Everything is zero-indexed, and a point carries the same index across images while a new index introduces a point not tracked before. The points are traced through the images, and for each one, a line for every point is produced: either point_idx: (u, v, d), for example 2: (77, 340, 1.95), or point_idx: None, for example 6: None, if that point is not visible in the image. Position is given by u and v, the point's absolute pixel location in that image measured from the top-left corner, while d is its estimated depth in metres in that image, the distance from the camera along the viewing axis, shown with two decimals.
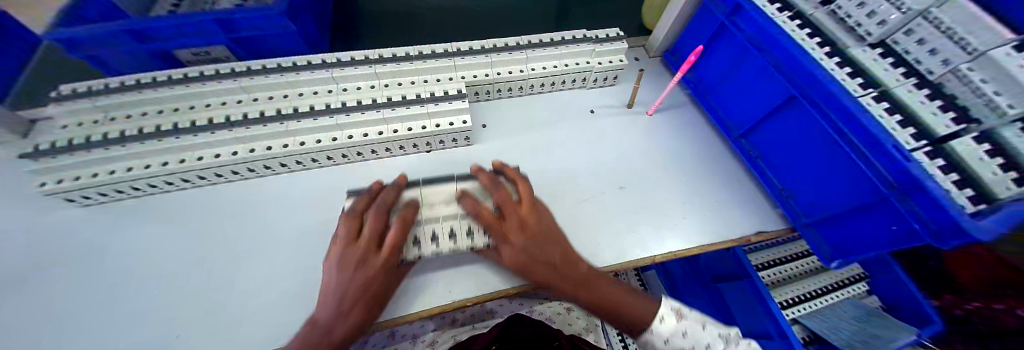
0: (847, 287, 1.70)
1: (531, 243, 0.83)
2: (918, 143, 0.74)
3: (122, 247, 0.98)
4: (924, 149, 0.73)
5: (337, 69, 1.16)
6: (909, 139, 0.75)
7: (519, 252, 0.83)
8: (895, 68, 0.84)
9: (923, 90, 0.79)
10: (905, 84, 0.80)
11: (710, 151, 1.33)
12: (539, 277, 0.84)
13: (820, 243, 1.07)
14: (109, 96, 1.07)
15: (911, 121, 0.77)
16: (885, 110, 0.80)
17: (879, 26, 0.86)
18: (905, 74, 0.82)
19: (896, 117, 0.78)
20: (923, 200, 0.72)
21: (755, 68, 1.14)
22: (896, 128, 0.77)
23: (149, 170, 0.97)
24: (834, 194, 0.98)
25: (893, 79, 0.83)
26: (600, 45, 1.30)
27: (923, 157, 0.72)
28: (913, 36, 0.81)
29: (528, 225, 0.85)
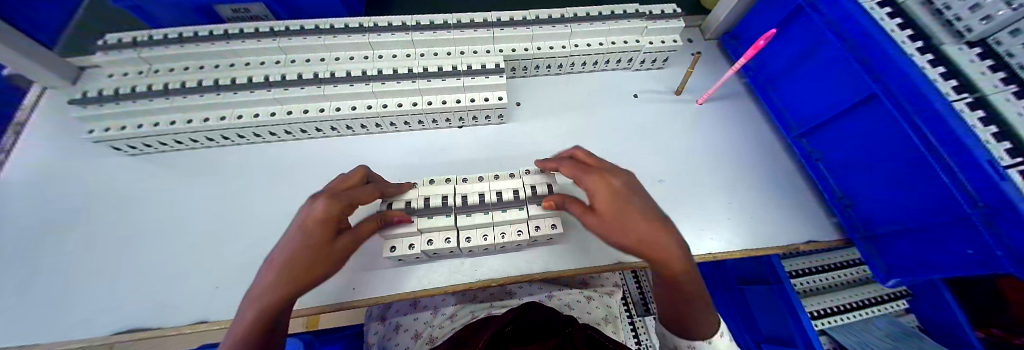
0: (884, 303, 1.60)
1: (628, 192, 0.74)
2: (1014, 160, 0.63)
3: (164, 197, 1.01)
4: (1020, 167, 0.62)
5: (373, 34, 1.11)
6: (1003, 154, 0.64)
7: (615, 198, 0.73)
8: (993, 72, 0.74)
9: (1023, 100, 0.69)
10: (1003, 93, 0.70)
11: (762, 149, 1.23)
12: (643, 238, 0.66)
13: (877, 257, 1.00)
14: (151, 48, 1.06)
15: (1007, 134, 0.66)
16: (979, 120, 0.69)
17: (983, 22, 0.74)
18: (1005, 82, 0.72)
19: (991, 129, 0.67)
20: (1008, 222, 0.64)
21: (829, 59, 1.01)
22: (991, 140, 0.66)
23: (189, 126, 0.98)
24: (904, 207, 0.88)
25: (992, 86, 0.71)
26: (653, 23, 1.19)
27: (1016, 176, 0.62)
28: (1021, 38, 0.70)
29: (625, 179, 0.77)
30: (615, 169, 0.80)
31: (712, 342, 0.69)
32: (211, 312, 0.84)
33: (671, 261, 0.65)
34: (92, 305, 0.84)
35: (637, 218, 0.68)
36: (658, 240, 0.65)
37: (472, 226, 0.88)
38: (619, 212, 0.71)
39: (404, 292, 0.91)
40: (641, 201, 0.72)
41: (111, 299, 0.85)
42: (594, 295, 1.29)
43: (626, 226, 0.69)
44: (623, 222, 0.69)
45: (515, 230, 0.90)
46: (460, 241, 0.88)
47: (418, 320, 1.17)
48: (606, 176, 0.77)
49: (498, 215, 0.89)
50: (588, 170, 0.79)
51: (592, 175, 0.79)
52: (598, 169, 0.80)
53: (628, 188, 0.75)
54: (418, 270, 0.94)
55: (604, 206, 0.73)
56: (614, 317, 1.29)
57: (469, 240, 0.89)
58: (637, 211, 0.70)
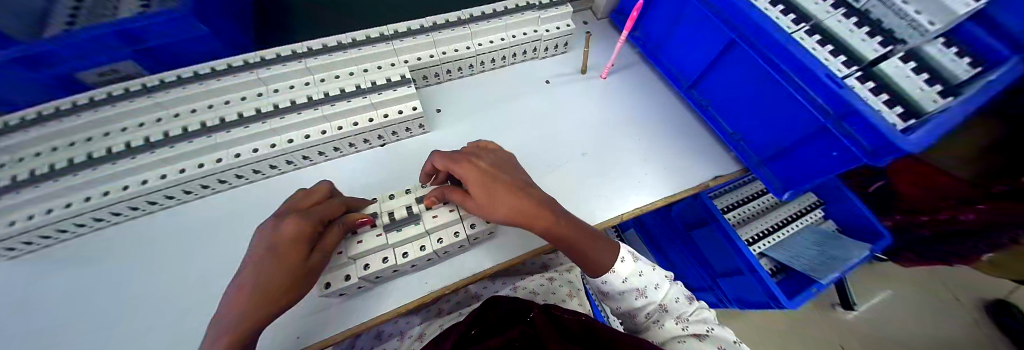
0: (810, 213, 1.83)
1: (499, 171, 0.82)
2: (851, 70, 0.79)
3: (58, 295, 0.90)
4: (856, 74, 0.79)
5: (263, 68, 1.07)
6: (840, 68, 0.79)
7: (485, 179, 0.78)
8: (826, 2, 0.89)
9: (851, 19, 0.84)
10: (836, 15, 0.85)
11: (665, 108, 1.35)
12: (514, 210, 0.75)
13: (770, 177, 1.14)
14: (4, 135, 0.94)
15: (841, 50, 0.82)
16: (817, 42, 0.84)
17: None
18: (835, 5, 0.87)
19: (829, 48, 0.83)
20: (857, 122, 0.76)
21: (696, 17, 1.14)
22: (829, 58, 0.81)
23: (70, 210, 0.88)
24: (780, 131, 1.02)
25: (824, 11, 0.87)
26: (545, 12, 1.26)
27: (860, 85, 0.76)
28: None
29: (493, 162, 0.84)
30: (481, 154, 0.86)
31: (614, 272, 0.85)
32: None
33: (544, 221, 0.76)
34: None
35: (508, 194, 0.76)
36: (528, 207, 0.75)
37: (406, 240, 0.89)
38: (492, 192, 0.76)
39: (354, 324, 0.89)
40: (513, 177, 0.81)
41: None
42: (555, 275, 1.35)
43: (499, 204, 0.75)
44: (498, 197, 0.76)
45: (451, 234, 0.93)
46: (397, 257, 0.88)
47: (385, 349, 1.13)
48: (470, 163, 0.81)
49: (428, 224, 0.91)
50: (450, 159, 0.82)
51: (459, 164, 0.80)
52: (467, 156, 0.83)
53: (499, 167, 0.83)
54: (365, 298, 0.93)
55: (475, 188, 0.77)
56: (578, 291, 1.34)
57: (406, 255, 0.88)
58: (511, 185, 0.78)
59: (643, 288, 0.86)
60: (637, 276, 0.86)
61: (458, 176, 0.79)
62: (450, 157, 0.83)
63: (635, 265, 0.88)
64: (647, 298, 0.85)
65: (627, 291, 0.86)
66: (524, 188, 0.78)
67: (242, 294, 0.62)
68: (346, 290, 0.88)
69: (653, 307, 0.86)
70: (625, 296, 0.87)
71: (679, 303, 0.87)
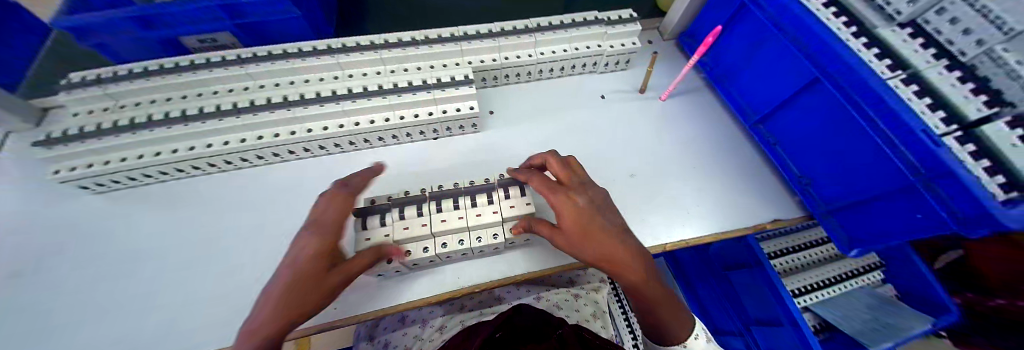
0: (863, 275, 1.65)
1: (600, 212, 0.79)
2: (949, 128, 0.68)
3: (137, 232, 1.00)
4: (954, 134, 0.67)
5: (343, 54, 1.13)
6: (938, 124, 0.70)
7: (585, 218, 0.76)
8: (924, 49, 0.79)
9: (953, 72, 0.73)
10: (935, 67, 0.75)
11: (725, 139, 1.28)
12: (605, 253, 0.74)
13: (839, 230, 1.04)
14: (118, 84, 1.06)
15: (939, 104, 0.71)
16: (913, 93, 0.75)
17: (910, 5, 0.81)
18: (935, 56, 0.77)
19: (925, 101, 0.73)
20: (953, 186, 0.68)
21: (775, 49, 1.08)
22: (925, 112, 0.72)
23: (160, 158, 0.97)
24: (857, 182, 0.94)
25: (923, 61, 0.77)
26: (612, 28, 1.25)
27: (952, 142, 0.67)
28: (945, 15, 0.75)
29: (594, 198, 0.81)
30: (586, 188, 0.84)
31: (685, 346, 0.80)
32: (191, 345, 0.83)
33: (633, 275, 0.74)
34: (62, 349, 0.82)
35: (604, 238, 0.74)
36: (619, 255, 0.73)
37: (447, 233, 0.90)
38: (589, 233, 0.75)
39: (386, 306, 0.91)
40: (610, 220, 0.78)
41: (83, 339, 0.83)
42: (581, 293, 1.31)
43: (594, 247, 0.74)
44: (592, 237, 0.75)
45: (490, 234, 0.92)
46: (437, 247, 0.89)
47: (407, 335, 1.16)
48: (575, 197, 0.80)
49: (473, 220, 0.90)
50: (557, 187, 0.81)
51: (559, 195, 0.80)
52: (568, 187, 0.82)
53: (599, 205, 0.80)
54: (400, 285, 0.95)
55: (571, 225, 0.77)
56: (602, 313, 1.30)
57: (446, 247, 0.89)
58: (608, 227, 0.76)
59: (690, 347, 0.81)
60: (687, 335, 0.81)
61: (558, 208, 0.79)
62: (556, 185, 0.82)
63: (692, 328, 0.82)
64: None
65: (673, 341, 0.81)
66: (621, 235, 0.76)
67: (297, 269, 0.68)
68: (385, 272, 0.90)
69: None
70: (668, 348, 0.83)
71: None
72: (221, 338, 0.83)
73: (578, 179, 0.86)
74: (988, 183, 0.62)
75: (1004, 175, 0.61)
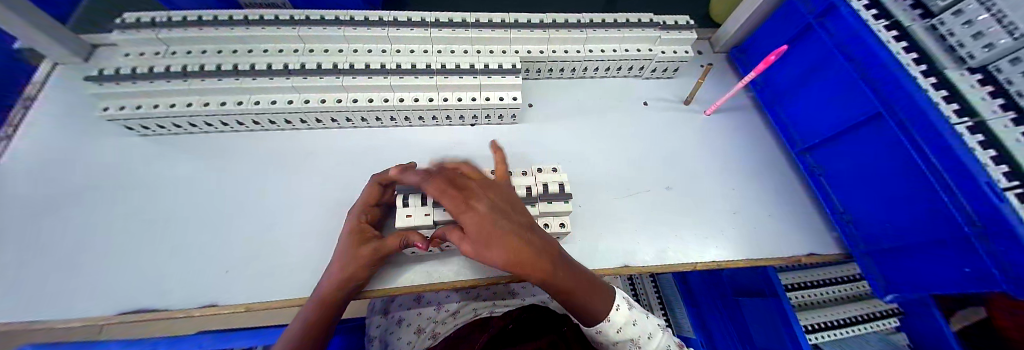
0: (877, 320, 1.62)
1: (500, 213, 0.69)
2: (1011, 184, 0.65)
3: (176, 178, 1.02)
4: (1016, 191, 0.65)
5: (393, 28, 1.12)
6: (1002, 178, 0.66)
7: (483, 224, 0.65)
8: (993, 98, 0.77)
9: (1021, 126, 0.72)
10: (1002, 118, 0.73)
11: (768, 164, 1.25)
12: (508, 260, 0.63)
13: (875, 272, 1.02)
14: (171, 29, 1.06)
15: (1005, 158, 0.68)
16: (978, 143, 0.71)
17: (985, 50, 0.76)
18: (1004, 107, 0.75)
19: (990, 153, 0.69)
20: (1008, 245, 0.66)
21: (837, 77, 1.04)
22: (989, 164, 0.68)
23: (208, 109, 0.98)
24: (906, 226, 0.91)
25: (989, 111, 0.74)
26: (667, 33, 1.21)
27: (1014, 199, 0.64)
28: (1020, 66, 0.73)
29: (494, 199, 0.71)
30: (483, 189, 0.74)
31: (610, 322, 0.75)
32: (219, 295, 0.84)
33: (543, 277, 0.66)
34: (100, 280, 0.85)
35: (504, 242, 0.63)
36: (526, 259, 0.64)
37: None
38: (489, 239, 0.64)
39: (412, 284, 0.91)
40: (514, 220, 0.69)
41: (120, 274, 0.86)
42: None
43: (496, 253, 0.63)
44: (492, 241, 0.64)
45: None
46: None
47: (421, 315, 1.18)
48: (470, 200, 0.69)
49: None
50: (451, 188, 0.71)
51: (455, 201, 0.69)
52: (465, 192, 0.71)
53: (500, 207, 0.70)
54: (427, 266, 0.95)
55: (469, 231, 0.66)
56: None
57: None
58: (508, 228, 0.65)
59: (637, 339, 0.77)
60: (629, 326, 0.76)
61: (455, 211, 0.68)
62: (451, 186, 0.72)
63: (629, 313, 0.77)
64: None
65: (621, 341, 0.77)
66: (524, 233, 0.67)
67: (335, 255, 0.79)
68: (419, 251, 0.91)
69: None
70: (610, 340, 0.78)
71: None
72: (248, 292, 0.85)
73: (480, 179, 0.77)
74: None
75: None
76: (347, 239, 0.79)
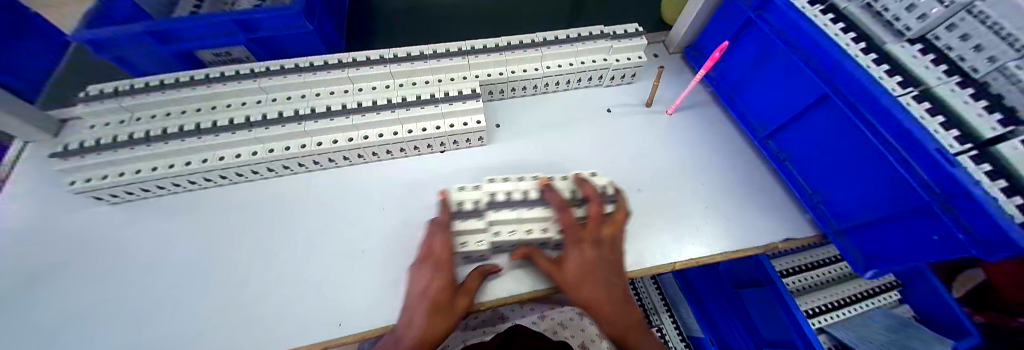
0: (881, 294, 1.62)
1: (603, 270, 0.86)
2: (964, 147, 0.67)
3: (144, 243, 1.01)
4: (970, 153, 0.66)
5: (353, 68, 1.15)
6: (952, 142, 0.68)
7: (585, 270, 0.85)
8: (937, 65, 0.78)
9: (967, 90, 0.72)
10: (948, 83, 0.74)
11: (733, 153, 1.27)
12: (589, 299, 0.84)
13: (850, 247, 1.03)
14: (134, 97, 1.09)
15: (953, 122, 0.70)
16: (926, 111, 0.73)
17: (918, 21, 0.80)
18: (947, 73, 0.76)
19: (939, 119, 0.71)
20: (967, 206, 0.66)
21: (782, 65, 1.08)
22: (939, 130, 0.70)
23: (172, 170, 0.99)
24: (870, 199, 0.92)
25: (935, 78, 0.76)
26: (618, 43, 1.26)
27: (967, 162, 0.66)
28: (955, 32, 0.74)
29: (604, 252, 0.88)
30: (601, 241, 0.89)
31: None
32: None
33: (612, 323, 0.83)
34: None
35: (597, 291, 0.83)
36: (603, 306, 0.83)
37: (505, 223, 0.95)
38: (585, 281, 0.84)
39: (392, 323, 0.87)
40: (609, 275, 0.86)
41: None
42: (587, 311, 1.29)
43: (585, 293, 0.84)
44: (586, 286, 0.84)
45: (540, 230, 0.96)
46: (491, 237, 0.93)
47: None
48: (581, 241, 0.88)
49: (526, 214, 0.95)
50: (576, 229, 0.89)
51: (573, 241, 0.88)
52: (583, 238, 0.89)
53: (607, 262, 0.87)
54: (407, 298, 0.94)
55: (571, 266, 0.86)
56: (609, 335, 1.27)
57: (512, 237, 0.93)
58: (603, 283, 0.84)
59: None
60: None
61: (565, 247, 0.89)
62: (577, 226, 0.91)
63: None
64: None
65: None
66: (617, 288, 0.85)
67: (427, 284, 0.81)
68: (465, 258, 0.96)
69: None
70: None
71: None
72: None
73: (611, 232, 0.91)
74: (1003, 202, 0.60)
75: (1021, 197, 0.59)
76: (437, 270, 0.83)
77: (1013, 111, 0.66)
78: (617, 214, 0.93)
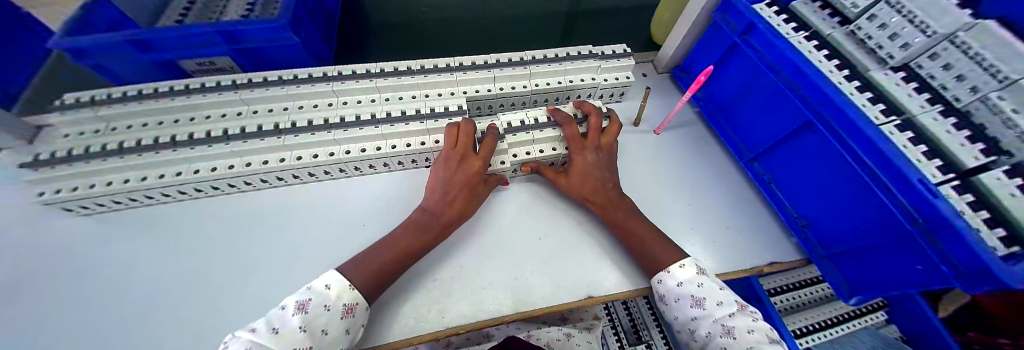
0: (867, 314, 1.61)
1: (601, 170, 1.03)
2: (946, 177, 0.68)
3: (111, 257, 0.97)
4: (952, 183, 0.67)
5: (338, 82, 1.14)
6: (936, 172, 0.70)
7: (585, 169, 1.03)
8: (920, 94, 0.80)
9: (949, 119, 0.74)
10: (931, 112, 0.76)
11: (719, 175, 1.27)
12: (586, 191, 1.02)
13: (837, 275, 1.01)
14: (109, 106, 1.06)
15: (936, 152, 0.71)
16: (908, 140, 0.75)
17: (902, 49, 0.83)
18: (932, 101, 0.78)
19: (921, 148, 0.72)
20: (953, 240, 0.65)
21: (767, 90, 1.09)
22: (922, 160, 0.71)
23: (144, 183, 0.96)
24: (857, 226, 0.91)
25: (919, 107, 0.78)
26: (606, 62, 1.27)
27: (951, 192, 0.66)
28: (939, 61, 0.77)
29: (601, 156, 1.06)
30: (600, 147, 1.07)
31: (666, 272, 0.85)
32: None
33: (606, 212, 0.99)
34: None
35: (594, 183, 1.01)
36: (598, 197, 1.01)
37: (520, 144, 1.11)
38: (584, 177, 1.02)
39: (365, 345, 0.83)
40: (606, 175, 1.03)
41: None
42: (574, 332, 1.25)
43: (582, 184, 1.02)
44: (585, 180, 1.02)
45: (550, 148, 1.13)
46: (510, 159, 1.10)
47: None
48: (583, 147, 1.05)
49: (538, 134, 1.12)
50: (579, 137, 1.07)
51: (576, 146, 1.06)
52: (584, 145, 1.06)
53: (604, 164, 1.05)
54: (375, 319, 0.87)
55: (574, 166, 1.04)
56: None
57: (527, 154, 1.11)
58: (600, 179, 1.02)
59: (700, 297, 0.79)
60: (695, 285, 0.81)
61: (571, 154, 1.07)
62: (579, 137, 1.08)
63: (697, 274, 0.83)
64: (704, 309, 0.78)
65: (683, 299, 0.82)
66: (610, 185, 1.01)
67: (444, 178, 0.94)
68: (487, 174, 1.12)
69: (711, 325, 0.76)
70: (682, 305, 0.81)
71: (753, 334, 0.71)
72: None
73: (608, 141, 1.09)
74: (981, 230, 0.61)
75: (1003, 229, 0.60)
76: (450, 167, 0.95)
77: (996, 141, 0.68)
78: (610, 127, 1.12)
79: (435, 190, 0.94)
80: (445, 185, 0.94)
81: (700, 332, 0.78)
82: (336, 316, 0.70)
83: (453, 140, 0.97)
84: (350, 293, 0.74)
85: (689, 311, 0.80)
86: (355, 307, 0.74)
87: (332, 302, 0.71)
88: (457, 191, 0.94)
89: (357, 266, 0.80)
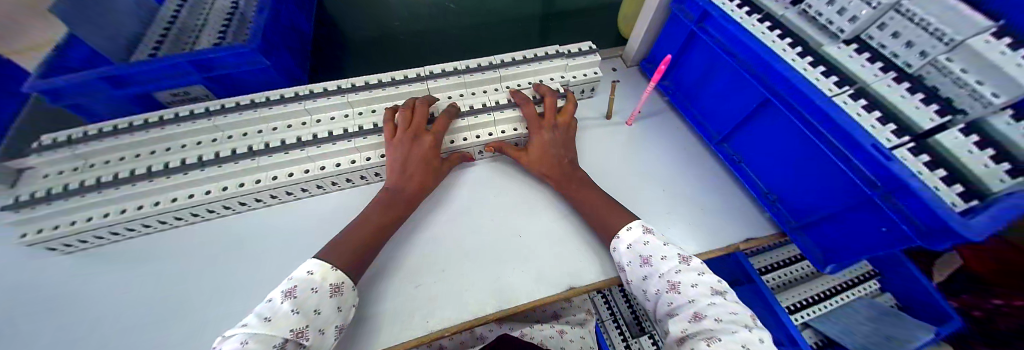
0: (860, 284, 1.62)
1: (556, 147, 1.10)
2: (900, 140, 0.70)
3: (94, 292, 0.98)
4: (906, 146, 0.70)
5: (310, 100, 1.17)
6: (890, 137, 0.71)
7: (542, 146, 1.10)
8: (872, 63, 0.82)
9: (903, 84, 0.75)
10: (885, 79, 0.77)
11: (692, 160, 1.30)
12: (544, 168, 1.09)
13: (810, 246, 1.03)
14: (86, 143, 1.08)
15: (891, 118, 0.74)
16: (862, 107, 0.77)
17: (851, 23, 0.84)
18: (884, 69, 0.80)
19: (875, 114, 0.75)
20: (909, 200, 0.67)
21: (727, 73, 1.13)
22: (876, 125, 0.74)
23: (122, 215, 0.97)
24: (822, 195, 0.94)
25: (873, 75, 0.79)
26: (573, 60, 1.30)
27: (907, 154, 0.69)
28: (887, 30, 0.79)
29: (556, 134, 1.12)
30: (557, 126, 1.13)
31: (617, 240, 0.89)
32: None
33: (564, 186, 1.06)
34: None
35: (550, 160, 1.08)
36: (554, 172, 1.08)
37: (481, 126, 1.17)
38: (542, 155, 1.09)
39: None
40: (563, 152, 1.10)
41: None
42: (566, 328, 1.27)
43: (539, 162, 1.09)
44: (542, 158, 1.09)
45: (511, 128, 1.20)
46: (472, 138, 1.17)
47: None
48: (540, 126, 1.12)
49: (497, 115, 1.18)
50: (537, 117, 1.13)
51: (534, 125, 1.12)
52: (540, 124, 1.12)
53: (561, 142, 1.12)
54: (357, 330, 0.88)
55: (533, 145, 1.11)
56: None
57: (488, 133, 1.18)
58: (557, 155, 1.09)
59: (648, 256, 0.82)
60: (642, 244, 0.85)
61: (530, 133, 1.13)
62: (538, 117, 1.14)
63: (643, 235, 0.87)
64: (652, 267, 0.80)
65: (633, 260, 0.85)
66: (566, 161, 1.09)
67: (404, 159, 1.01)
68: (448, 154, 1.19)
69: (659, 282, 0.78)
70: (634, 266, 0.84)
71: (697, 286, 0.73)
72: None
73: (565, 119, 1.16)
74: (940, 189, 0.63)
75: (961, 185, 0.63)
76: (409, 145, 1.01)
77: (948, 101, 0.70)
78: (566, 106, 1.17)
79: (397, 168, 1.00)
80: (406, 163, 1.01)
81: (650, 291, 0.81)
82: (325, 296, 0.73)
83: (408, 121, 1.03)
84: (335, 273, 0.77)
85: (640, 271, 0.83)
86: (341, 286, 0.77)
87: (319, 284, 0.74)
88: (419, 166, 1.02)
89: (336, 245, 0.84)
